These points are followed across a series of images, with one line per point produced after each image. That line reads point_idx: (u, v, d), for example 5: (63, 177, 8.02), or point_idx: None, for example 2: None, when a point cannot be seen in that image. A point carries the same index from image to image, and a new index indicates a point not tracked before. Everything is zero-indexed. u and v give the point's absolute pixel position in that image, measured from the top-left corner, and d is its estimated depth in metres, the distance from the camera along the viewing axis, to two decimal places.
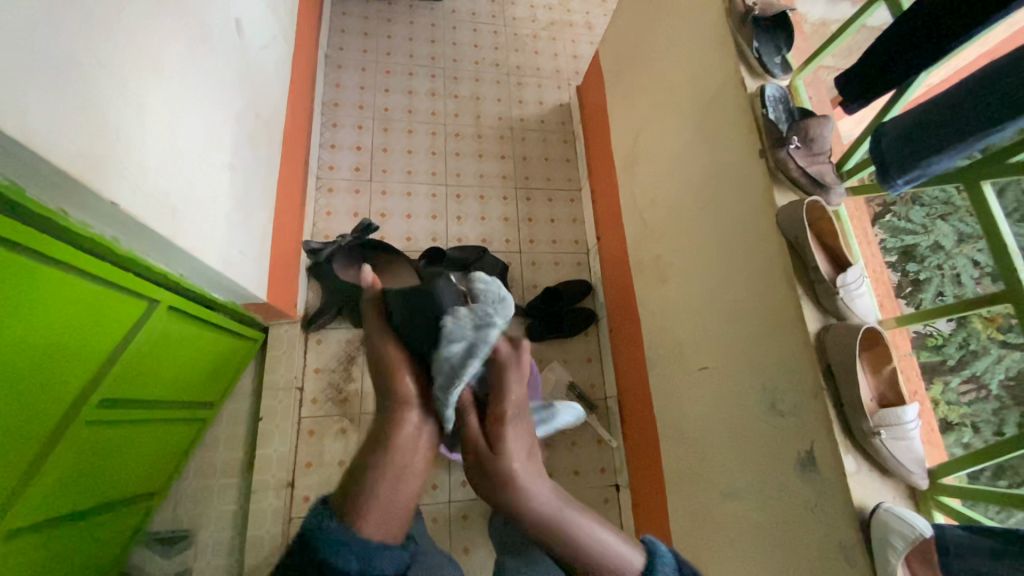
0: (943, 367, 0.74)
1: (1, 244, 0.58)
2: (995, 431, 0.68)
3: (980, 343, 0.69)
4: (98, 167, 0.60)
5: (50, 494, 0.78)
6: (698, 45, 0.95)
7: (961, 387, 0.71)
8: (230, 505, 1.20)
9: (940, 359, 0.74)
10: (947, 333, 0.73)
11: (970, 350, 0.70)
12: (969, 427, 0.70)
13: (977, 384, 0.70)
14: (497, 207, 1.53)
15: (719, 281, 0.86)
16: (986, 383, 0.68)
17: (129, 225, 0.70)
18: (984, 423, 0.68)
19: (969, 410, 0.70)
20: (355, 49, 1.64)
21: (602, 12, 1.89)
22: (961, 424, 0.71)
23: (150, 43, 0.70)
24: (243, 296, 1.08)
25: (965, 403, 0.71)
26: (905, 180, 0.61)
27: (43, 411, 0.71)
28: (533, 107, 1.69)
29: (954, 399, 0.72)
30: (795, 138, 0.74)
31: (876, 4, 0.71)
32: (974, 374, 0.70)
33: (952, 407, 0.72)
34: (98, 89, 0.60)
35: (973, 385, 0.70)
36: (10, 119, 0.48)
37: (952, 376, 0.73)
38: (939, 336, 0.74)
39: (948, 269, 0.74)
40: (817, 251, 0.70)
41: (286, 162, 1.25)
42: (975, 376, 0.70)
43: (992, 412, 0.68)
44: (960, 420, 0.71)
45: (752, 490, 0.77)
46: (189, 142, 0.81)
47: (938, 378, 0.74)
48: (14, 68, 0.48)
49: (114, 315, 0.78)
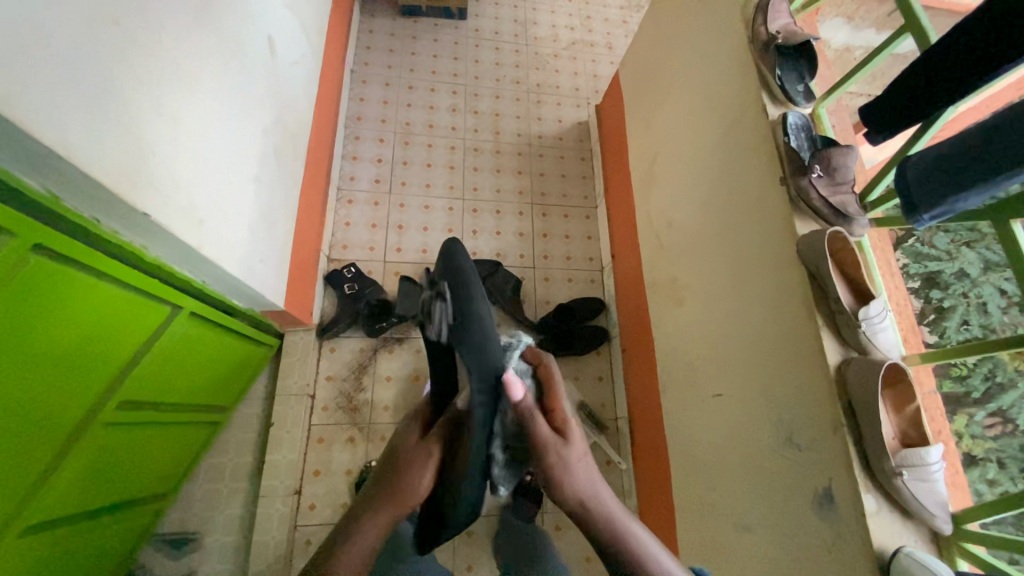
0: (968, 399, 0.73)
1: (34, 250, 0.57)
2: (1021, 468, 0.67)
3: (1006, 375, 0.69)
4: (132, 179, 0.60)
5: (60, 504, 0.76)
6: (720, 70, 0.95)
7: (987, 421, 0.71)
8: (237, 510, 1.16)
9: (965, 390, 0.73)
10: (971, 364, 0.72)
11: (996, 382, 0.70)
12: (994, 462, 0.69)
13: (1003, 418, 0.69)
14: (513, 222, 1.53)
15: (736, 307, 0.85)
16: (1013, 418, 0.68)
17: (159, 236, 0.70)
18: (1011, 458, 0.68)
19: (995, 444, 0.70)
20: (379, 65, 1.66)
21: (623, 33, 1.91)
22: (986, 459, 0.70)
23: (187, 53, 0.70)
24: (261, 304, 1.07)
25: (991, 437, 0.70)
26: (931, 215, 0.60)
27: (59, 422, 0.69)
28: (553, 125, 1.69)
29: (978, 431, 0.71)
30: (817, 167, 0.73)
31: (903, 35, 0.72)
32: (1000, 408, 0.69)
33: (976, 441, 0.71)
34: (135, 99, 0.59)
35: (999, 419, 0.70)
36: (49, 128, 0.48)
37: (976, 410, 0.71)
38: (963, 367, 0.73)
39: (974, 298, 0.75)
40: (839, 282, 0.68)
41: (308, 171, 1.25)
42: (1001, 410, 0.69)
43: (1018, 448, 0.68)
44: (984, 455, 0.70)
45: (765, 524, 0.75)
46: (220, 153, 0.80)
47: (962, 410, 0.72)
48: (55, 80, 0.48)
49: (138, 324, 0.76)
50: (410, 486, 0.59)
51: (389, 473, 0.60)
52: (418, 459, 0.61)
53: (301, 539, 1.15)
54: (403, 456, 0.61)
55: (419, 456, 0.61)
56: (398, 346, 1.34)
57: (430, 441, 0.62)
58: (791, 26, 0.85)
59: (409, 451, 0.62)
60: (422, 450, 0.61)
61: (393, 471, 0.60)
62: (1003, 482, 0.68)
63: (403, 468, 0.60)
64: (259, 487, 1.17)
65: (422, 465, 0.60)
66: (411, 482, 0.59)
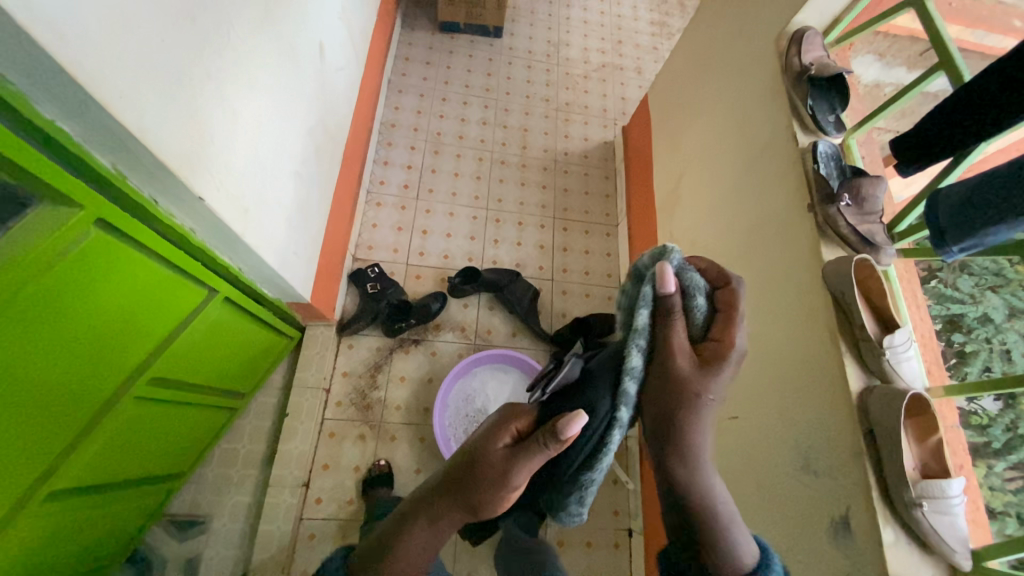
0: (987, 450, 0.71)
1: (97, 225, 0.61)
2: None
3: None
4: (193, 165, 0.64)
5: (84, 474, 0.78)
6: (752, 98, 0.97)
7: (1007, 473, 0.69)
8: (246, 497, 1.18)
9: (984, 440, 0.71)
10: (993, 413, 0.71)
11: (1018, 434, 0.68)
12: (1013, 517, 0.67)
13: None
14: (535, 234, 1.55)
15: (757, 329, 0.86)
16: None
17: (209, 220, 0.73)
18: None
19: (1015, 498, 0.67)
20: (415, 77, 1.72)
21: (653, 59, 1.96)
22: (1005, 513, 0.67)
23: (250, 54, 0.75)
24: (289, 295, 1.10)
25: (1011, 490, 0.68)
26: (960, 247, 0.61)
27: (97, 391, 0.72)
28: (579, 142, 1.73)
29: (998, 484, 0.69)
30: (846, 195, 0.74)
31: (936, 73, 0.74)
32: (1023, 461, 0.68)
33: (995, 493, 0.69)
34: (202, 90, 0.63)
35: (1021, 472, 0.68)
36: (129, 115, 0.52)
37: (996, 461, 0.70)
38: (984, 416, 0.72)
39: (998, 344, 0.74)
40: (863, 309, 0.69)
41: (343, 172, 1.30)
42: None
43: None
44: (1004, 509, 0.68)
45: (777, 549, 0.74)
46: (269, 147, 0.85)
47: (981, 460, 0.71)
48: (138, 69, 0.53)
49: (177, 304, 0.80)
50: (486, 509, 0.57)
51: (454, 492, 0.57)
52: (496, 480, 0.54)
53: (305, 531, 1.15)
54: (482, 478, 0.55)
55: (481, 474, 0.55)
56: (414, 347, 1.36)
57: (520, 470, 0.53)
58: (824, 59, 0.87)
59: (490, 474, 0.55)
60: (503, 487, 0.54)
61: (459, 481, 0.57)
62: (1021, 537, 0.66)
63: (484, 491, 0.55)
64: (270, 476, 1.19)
65: (500, 495, 0.55)
66: (487, 507, 0.56)
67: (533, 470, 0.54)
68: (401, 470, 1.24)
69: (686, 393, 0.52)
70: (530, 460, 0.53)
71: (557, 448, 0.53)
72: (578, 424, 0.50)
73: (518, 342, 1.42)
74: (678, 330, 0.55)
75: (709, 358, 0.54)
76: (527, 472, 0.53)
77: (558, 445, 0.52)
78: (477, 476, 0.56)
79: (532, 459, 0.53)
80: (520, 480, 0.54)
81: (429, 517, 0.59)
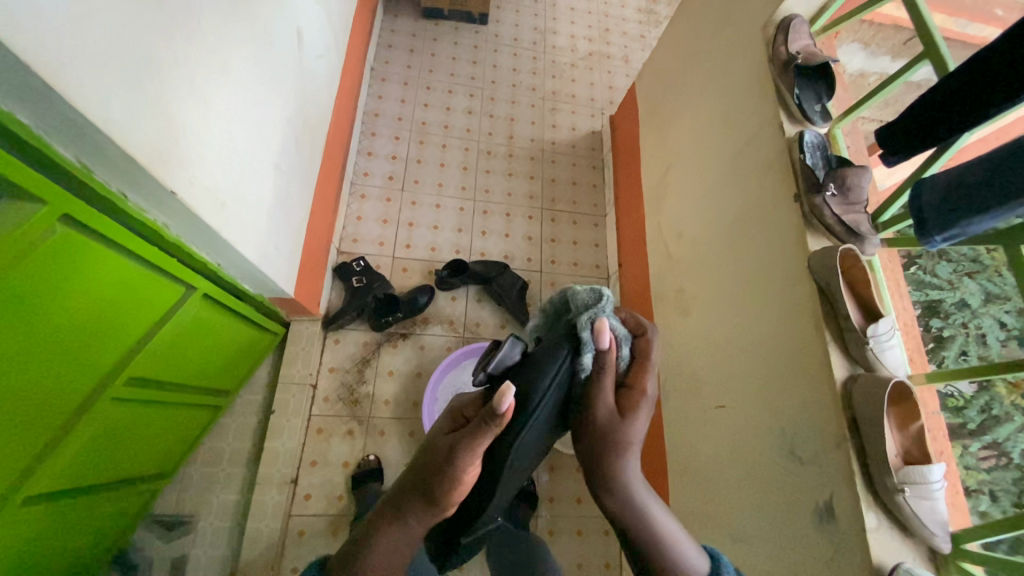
0: (963, 431, 0.72)
1: (62, 221, 0.58)
2: (1014, 502, 0.66)
3: (1003, 409, 0.69)
4: (163, 157, 0.61)
5: (61, 478, 0.76)
6: (740, 87, 0.96)
7: (981, 453, 0.70)
8: (232, 496, 1.16)
9: (960, 421, 0.73)
10: (967, 396, 0.72)
11: (992, 415, 0.69)
12: (986, 494, 0.68)
13: (998, 451, 0.68)
14: (523, 226, 1.54)
15: (743, 319, 0.86)
16: (1008, 451, 0.67)
17: (182, 215, 0.70)
18: (1004, 492, 0.67)
19: (988, 476, 0.69)
20: (398, 65, 1.68)
21: (641, 47, 1.94)
22: (979, 491, 0.69)
23: (223, 40, 0.71)
24: (271, 291, 1.07)
25: (985, 469, 0.69)
26: (943, 237, 0.61)
27: (70, 393, 0.69)
28: (567, 132, 1.71)
29: (972, 463, 0.70)
30: (831, 185, 0.74)
31: (921, 62, 0.73)
32: (996, 441, 0.68)
33: (969, 472, 0.70)
34: (171, 78, 0.60)
35: (994, 452, 0.69)
36: (93, 104, 0.49)
37: (971, 441, 0.71)
38: (960, 398, 0.73)
39: (974, 329, 0.74)
40: (848, 298, 0.69)
41: (325, 163, 1.26)
42: (996, 443, 0.68)
43: (1012, 482, 0.67)
44: (977, 486, 0.69)
45: (763, 535, 0.76)
46: (245, 138, 0.82)
47: (957, 441, 0.72)
48: (100, 56, 0.50)
49: (152, 302, 0.77)
50: (440, 505, 0.54)
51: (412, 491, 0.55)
52: (449, 468, 0.52)
53: (294, 528, 1.14)
54: (432, 471, 0.53)
55: (433, 463, 0.54)
56: (402, 342, 1.35)
57: (464, 452, 0.52)
58: (811, 47, 0.87)
59: (438, 461, 0.53)
60: (454, 470, 0.52)
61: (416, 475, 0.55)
62: (993, 514, 0.68)
63: (434, 484, 0.53)
64: (256, 474, 1.17)
65: (448, 484, 0.53)
66: (440, 503, 0.54)
67: (477, 453, 0.53)
68: (391, 465, 1.23)
69: (620, 432, 0.55)
70: (476, 438, 0.52)
71: (500, 425, 0.52)
72: (510, 395, 0.50)
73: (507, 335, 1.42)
74: (604, 383, 0.57)
75: (624, 404, 0.57)
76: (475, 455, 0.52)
77: (500, 419, 0.51)
78: (428, 470, 0.54)
79: (478, 437, 0.52)
80: (470, 461, 0.52)
81: (381, 527, 0.55)
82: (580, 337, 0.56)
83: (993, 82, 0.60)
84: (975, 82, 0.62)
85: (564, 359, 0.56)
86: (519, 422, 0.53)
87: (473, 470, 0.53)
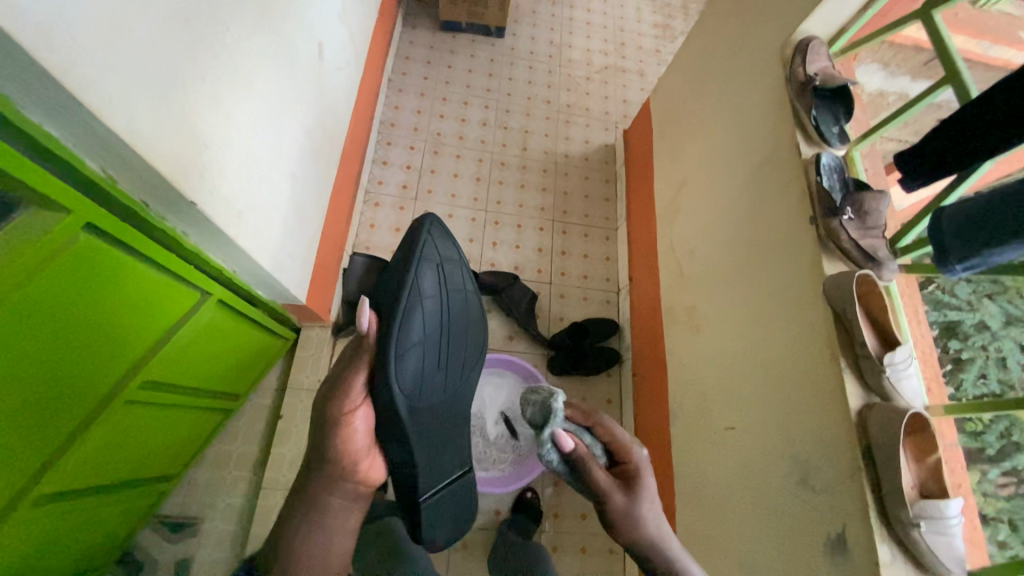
0: (981, 455, 0.70)
1: (85, 229, 0.60)
2: None
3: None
4: (184, 169, 0.63)
5: (73, 479, 0.77)
6: (756, 106, 0.96)
7: (1000, 480, 0.68)
8: (237, 499, 1.17)
9: (978, 446, 0.70)
10: (987, 420, 0.70)
11: (1012, 441, 0.67)
12: (1006, 523, 0.66)
13: (1017, 478, 0.66)
14: (534, 237, 1.54)
15: (756, 340, 0.85)
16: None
17: (201, 223, 0.72)
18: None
19: (1008, 504, 0.66)
20: (416, 76, 1.70)
21: (656, 61, 1.95)
22: (997, 518, 0.67)
23: (246, 55, 0.73)
24: (284, 297, 1.09)
25: (1004, 497, 0.67)
26: (962, 266, 0.60)
27: (85, 396, 0.71)
28: (580, 145, 1.72)
29: (991, 490, 0.68)
30: (848, 209, 0.72)
31: (943, 86, 0.73)
32: (1015, 468, 0.66)
33: (988, 499, 0.68)
34: (195, 92, 0.62)
35: (1014, 479, 0.67)
36: (118, 117, 0.51)
37: (989, 467, 0.68)
38: (978, 423, 0.71)
39: (994, 351, 0.72)
40: (864, 325, 0.68)
41: (341, 173, 1.28)
42: (1016, 470, 0.66)
43: None
44: (996, 515, 0.67)
45: (772, 563, 0.74)
46: (264, 149, 0.84)
47: (976, 466, 0.69)
48: (129, 71, 0.51)
49: (167, 308, 0.78)
50: (348, 450, 0.72)
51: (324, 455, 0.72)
52: (336, 421, 0.70)
53: None
54: (327, 426, 0.70)
55: (325, 424, 0.71)
56: None
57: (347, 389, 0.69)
58: (829, 69, 0.86)
59: (325, 418, 0.70)
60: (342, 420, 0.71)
61: (316, 440, 0.72)
62: (1014, 545, 0.65)
63: (333, 432, 0.71)
64: (262, 478, 1.18)
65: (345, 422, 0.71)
66: (348, 452, 0.73)
67: (354, 395, 0.70)
68: None
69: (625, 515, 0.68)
70: (345, 387, 0.69)
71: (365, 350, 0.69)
72: (366, 312, 0.68)
73: (515, 346, 1.42)
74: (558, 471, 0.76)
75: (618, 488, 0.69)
76: (352, 398, 0.70)
77: (365, 353, 0.69)
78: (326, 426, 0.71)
79: (347, 387, 0.69)
80: (348, 405, 0.70)
81: (312, 504, 0.73)
82: (415, 253, 0.75)
83: (1016, 111, 0.60)
84: (997, 112, 0.61)
85: (416, 270, 0.74)
86: (387, 344, 0.68)
87: (359, 415, 0.72)
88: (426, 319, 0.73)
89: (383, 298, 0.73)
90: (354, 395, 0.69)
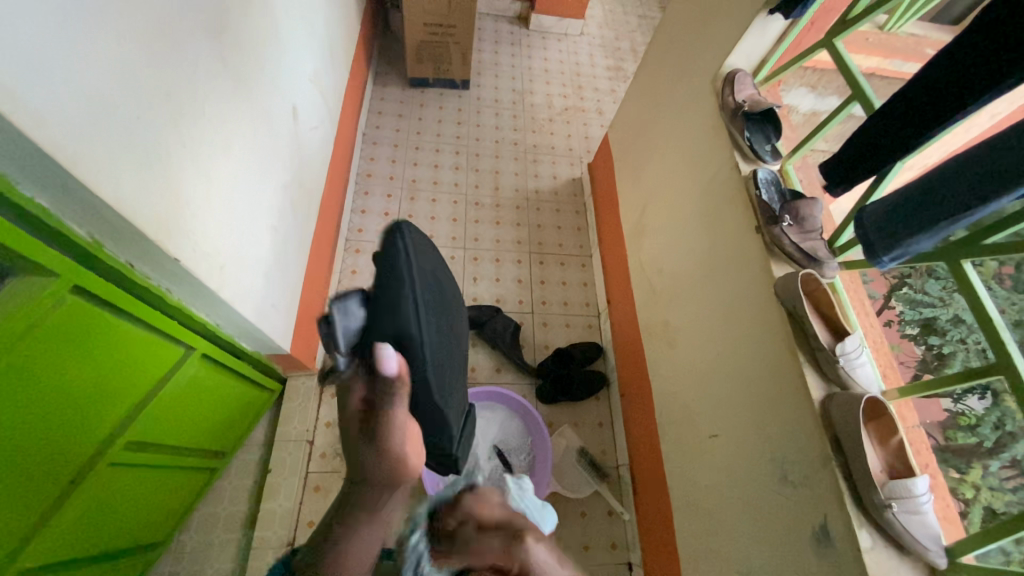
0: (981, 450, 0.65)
1: (72, 291, 0.63)
2: None
3: (1016, 424, 0.60)
4: (168, 229, 0.67)
5: (55, 551, 0.75)
6: (699, 133, 1.05)
7: (1005, 472, 0.62)
8: (226, 564, 1.12)
9: (976, 441, 0.65)
10: (978, 412, 0.65)
11: (1006, 431, 0.61)
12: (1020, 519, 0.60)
13: (1021, 470, 0.60)
14: (512, 269, 1.60)
15: (725, 346, 0.89)
16: None
17: (184, 279, 0.75)
18: None
19: (1017, 498, 0.60)
20: (388, 129, 1.81)
21: (612, 100, 2.10)
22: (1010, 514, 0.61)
23: (224, 123, 0.79)
24: (268, 347, 1.10)
25: (1012, 489, 0.61)
26: (890, 257, 0.66)
27: (68, 461, 0.71)
28: (549, 180, 1.82)
29: (996, 484, 0.63)
30: (787, 216, 0.79)
31: (850, 103, 0.81)
32: (1016, 458, 0.60)
33: (995, 494, 0.63)
34: (176, 158, 0.67)
35: (1019, 471, 0.60)
36: (106, 185, 0.55)
37: (991, 461, 0.63)
38: (971, 416, 0.66)
39: (973, 344, 0.68)
40: (816, 321, 0.73)
41: (320, 223, 1.34)
42: (1017, 461, 0.60)
43: None
44: (1007, 510, 0.61)
45: (768, 566, 0.74)
46: (244, 205, 0.88)
47: (977, 461, 0.65)
48: (115, 142, 0.56)
49: (152, 365, 0.80)
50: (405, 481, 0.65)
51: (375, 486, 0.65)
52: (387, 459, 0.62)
53: None
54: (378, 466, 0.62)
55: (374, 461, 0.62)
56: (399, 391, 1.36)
57: (393, 437, 0.60)
58: (756, 95, 0.96)
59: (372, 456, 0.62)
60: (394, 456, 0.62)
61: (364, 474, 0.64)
62: None
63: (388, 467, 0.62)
64: (252, 538, 1.14)
65: (399, 465, 0.63)
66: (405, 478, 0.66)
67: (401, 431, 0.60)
68: None
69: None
70: (394, 427, 0.59)
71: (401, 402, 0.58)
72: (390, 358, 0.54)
73: (502, 378, 1.43)
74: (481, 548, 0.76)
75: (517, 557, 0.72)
76: (400, 435, 0.60)
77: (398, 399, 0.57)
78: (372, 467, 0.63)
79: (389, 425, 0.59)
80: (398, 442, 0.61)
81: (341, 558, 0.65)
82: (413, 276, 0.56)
83: (907, 123, 0.68)
84: (893, 125, 0.70)
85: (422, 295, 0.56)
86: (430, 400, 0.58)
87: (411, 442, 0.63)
88: (447, 344, 0.64)
89: (390, 342, 0.56)
90: (402, 430, 0.60)
